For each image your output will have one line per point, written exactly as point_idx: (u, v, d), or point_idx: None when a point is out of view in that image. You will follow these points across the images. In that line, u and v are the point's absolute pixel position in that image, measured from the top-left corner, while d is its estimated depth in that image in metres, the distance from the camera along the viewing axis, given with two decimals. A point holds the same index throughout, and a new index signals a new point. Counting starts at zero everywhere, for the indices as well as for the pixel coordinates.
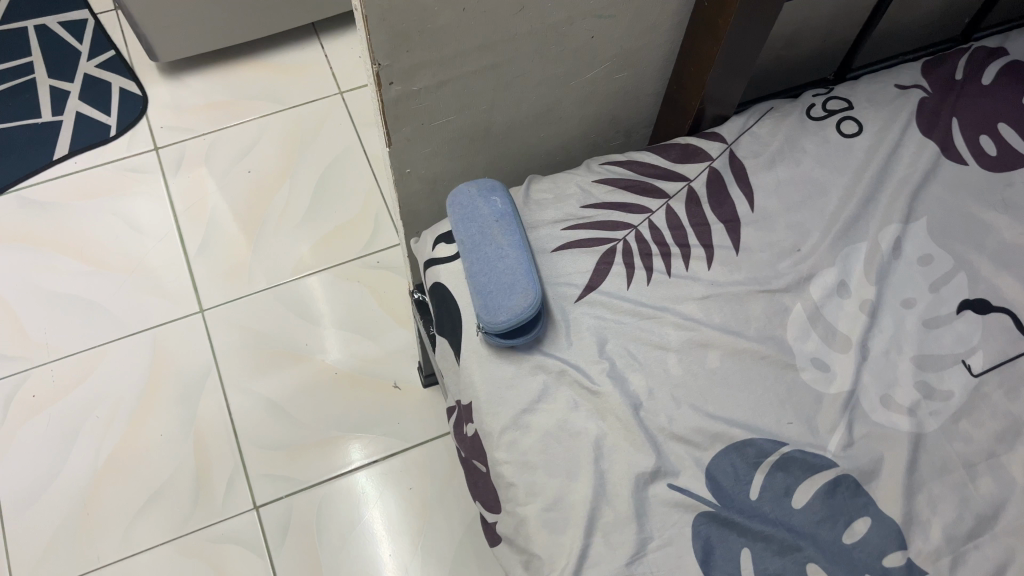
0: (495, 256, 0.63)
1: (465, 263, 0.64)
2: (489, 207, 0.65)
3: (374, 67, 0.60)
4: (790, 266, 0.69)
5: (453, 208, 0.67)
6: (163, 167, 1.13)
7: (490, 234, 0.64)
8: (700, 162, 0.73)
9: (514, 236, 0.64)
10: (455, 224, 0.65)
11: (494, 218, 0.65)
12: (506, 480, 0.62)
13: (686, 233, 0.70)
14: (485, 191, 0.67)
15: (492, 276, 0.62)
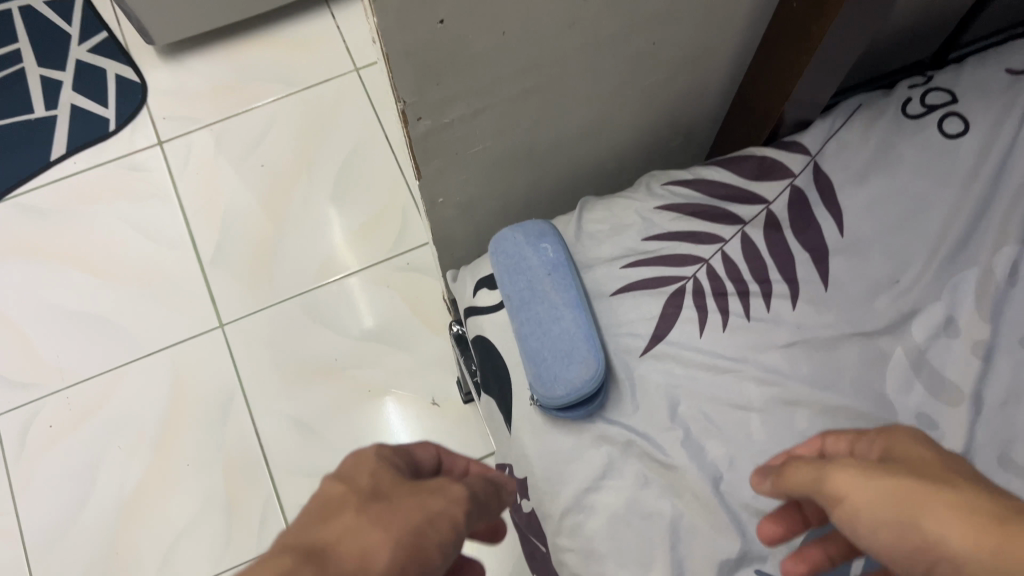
0: (549, 318, 0.55)
1: (515, 326, 0.56)
2: (538, 257, 0.56)
3: (399, 105, 0.50)
4: (888, 302, 0.59)
5: (496, 259, 0.58)
6: (169, 164, 1.04)
7: (541, 291, 0.55)
8: (780, 179, 0.64)
9: (570, 291, 0.55)
10: (501, 278, 0.57)
11: (544, 271, 0.56)
12: (571, 570, 0.56)
13: (766, 265, 0.61)
14: (533, 235, 0.58)
15: (547, 341, 0.54)
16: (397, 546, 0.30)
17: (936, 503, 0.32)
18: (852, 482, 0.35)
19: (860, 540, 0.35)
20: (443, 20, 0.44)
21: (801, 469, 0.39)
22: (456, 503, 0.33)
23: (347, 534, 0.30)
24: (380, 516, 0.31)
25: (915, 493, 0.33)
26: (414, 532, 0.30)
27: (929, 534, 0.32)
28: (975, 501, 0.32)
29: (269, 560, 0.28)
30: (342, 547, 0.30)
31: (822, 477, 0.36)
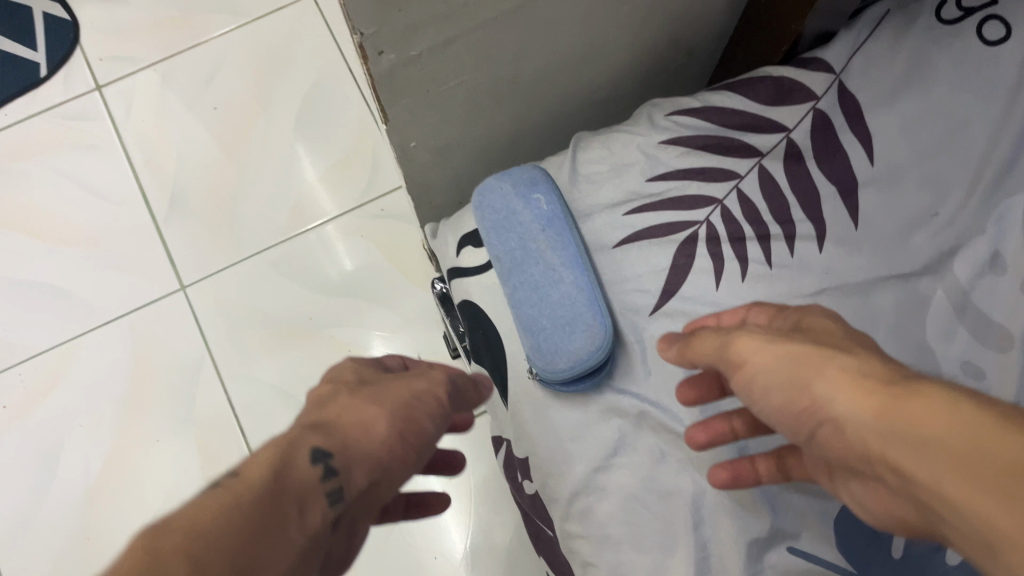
0: (549, 279, 0.49)
1: (508, 288, 0.50)
2: (530, 211, 0.50)
3: (355, 38, 0.41)
4: (925, 239, 0.52)
5: (481, 213, 0.52)
6: (111, 112, 0.94)
7: (538, 249, 0.50)
8: (801, 102, 0.56)
9: (572, 247, 0.49)
10: (487, 237, 0.51)
11: (540, 226, 0.50)
12: (583, 557, 0.50)
13: (787, 203, 0.54)
14: (523, 183, 0.52)
15: (547, 306, 0.48)
16: (391, 418, 0.36)
17: (828, 369, 0.34)
18: (752, 348, 0.38)
19: (757, 400, 0.38)
20: None
21: (705, 340, 0.41)
22: (440, 383, 0.40)
23: (345, 411, 0.37)
24: (372, 396, 0.37)
25: (808, 359, 0.35)
26: (402, 407, 0.37)
27: (818, 396, 0.34)
28: (863, 365, 0.34)
29: (290, 431, 0.35)
30: (345, 416, 0.36)
31: (726, 347, 0.39)
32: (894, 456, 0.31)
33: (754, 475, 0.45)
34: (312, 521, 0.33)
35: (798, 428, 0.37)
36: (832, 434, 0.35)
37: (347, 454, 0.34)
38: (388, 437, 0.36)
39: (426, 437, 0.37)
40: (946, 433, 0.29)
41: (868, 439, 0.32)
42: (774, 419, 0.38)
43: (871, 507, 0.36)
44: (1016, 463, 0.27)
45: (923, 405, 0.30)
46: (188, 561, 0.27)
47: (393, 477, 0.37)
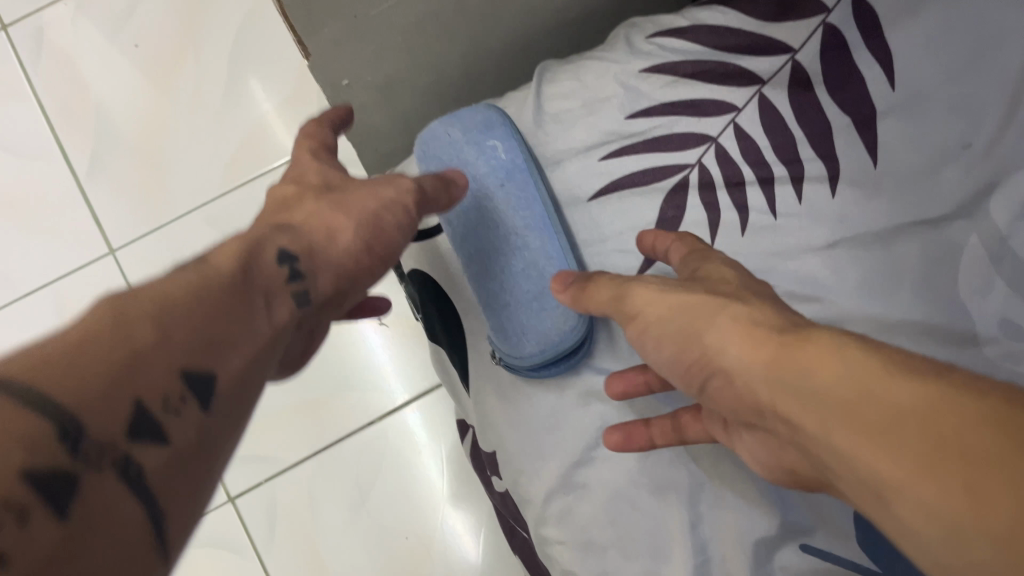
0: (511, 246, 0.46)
1: (465, 256, 0.47)
2: (485, 165, 0.47)
3: None
4: (957, 174, 0.44)
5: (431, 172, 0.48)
6: (19, 53, 0.82)
7: (496, 211, 0.47)
8: (809, 16, 0.47)
9: (534, 206, 0.46)
10: None
11: (496, 180, 0.47)
12: (563, 562, 0.44)
13: (793, 138, 0.46)
14: (474, 131, 0.48)
15: (511, 276, 0.46)
16: (357, 225, 0.36)
17: (719, 318, 0.32)
18: (650, 298, 0.35)
19: (648, 351, 0.36)
20: None
21: (602, 286, 0.38)
22: (407, 192, 0.39)
23: (310, 217, 0.36)
24: (337, 202, 0.37)
25: (699, 308, 0.33)
26: (370, 216, 0.36)
27: (709, 348, 0.32)
28: (760, 315, 0.31)
29: (257, 232, 0.33)
30: (308, 220, 0.36)
31: (624, 294, 0.37)
32: (787, 409, 0.28)
33: (648, 439, 0.40)
34: (285, 316, 0.30)
35: (690, 380, 0.34)
36: (723, 388, 0.32)
37: (314, 257, 0.33)
38: (354, 246, 0.35)
39: (394, 246, 0.37)
40: (838, 381, 0.26)
41: (758, 392, 0.30)
42: (668, 371, 0.36)
43: (764, 463, 0.34)
44: (913, 409, 0.24)
45: (815, 352, 0.28)
46: (156, 329, 0.25)
47: (361, 286, 0.36)
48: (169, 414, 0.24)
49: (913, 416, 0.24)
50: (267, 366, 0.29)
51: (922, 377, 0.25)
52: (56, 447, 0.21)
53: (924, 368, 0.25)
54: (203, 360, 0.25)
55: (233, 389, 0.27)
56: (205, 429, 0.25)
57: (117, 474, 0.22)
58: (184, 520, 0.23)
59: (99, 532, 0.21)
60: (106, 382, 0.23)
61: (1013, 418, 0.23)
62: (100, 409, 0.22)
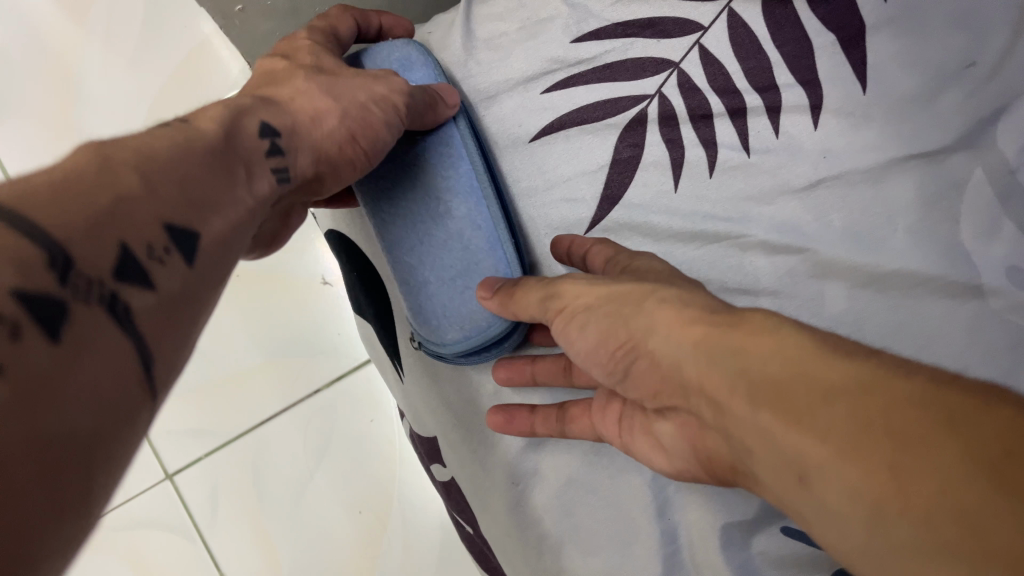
0: (435, 217, 0.42)
1: (383, 229, 0.43)
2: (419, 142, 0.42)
3: None
4: (960, 100, 0.37)
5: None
6: None
7: (417, 178, 0.42)
8: None
9: (460, 170, 0.41)
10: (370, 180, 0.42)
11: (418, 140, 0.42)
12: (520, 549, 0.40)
13: (768, 62, 0.39)
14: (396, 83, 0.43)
15: (436, 252, 0.42)
16: (345, 116, 0.36)
17: (648, 301, 0.30)
18: (580, 288, 0.33)
19: (573, 344, 0.34)
20: None
21: (528, 291, 0.36)
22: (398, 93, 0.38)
23: (299, 94, 0.35)
24: (327, 87, 0.36)
25: (628, 295, 0.31)
26: (360, 107, 0.36)
27: (636, 330, 0.30)
28: (693, 297, 0.30)
29: (241, 101, 0.33)
30: (297, 99, 0.35)
31: (554, 290, 0.34)
32: (712, 387, 0.27)
33: (528, 428, 0.39)
34: (264, 189, 0.30)
35: (613, 367, 0.32)
36: (646, 373, 0.31)
37: (295, 136, 0.33)
38: (336, 133, 0.35)
39: (381, 144, 0.37)
40: (770, 358, 0.25)
41: (684, 372, 0.28)
42: (586, 362, 0.34)
43: (670, 454, 0.32)
44: (843, 386, 0.23)
45: (750, 332, 0.26)
46: (142, 181, 0.25)
47: (340, 175, 0.37)
48: (155, 261, 0.24)
49: (843, 393, 0.23)
50: (243, 235, 0.29)
51: (853, 359, 0.24)
52: (48, 276, 0.21)
53: (857, 351, 0.24)
54: (183, 217, 0.25)
55: (213, 247, 0.26)
56: (189, 282, 0.25)
57: (105, 307, 0.22)
58: (170, 359, 0.23)
59: (91, 359, 0.21)
60: (90, 220, 0.22)
61: (944, 397, 0.22)
62: (86, 244, 0.22)
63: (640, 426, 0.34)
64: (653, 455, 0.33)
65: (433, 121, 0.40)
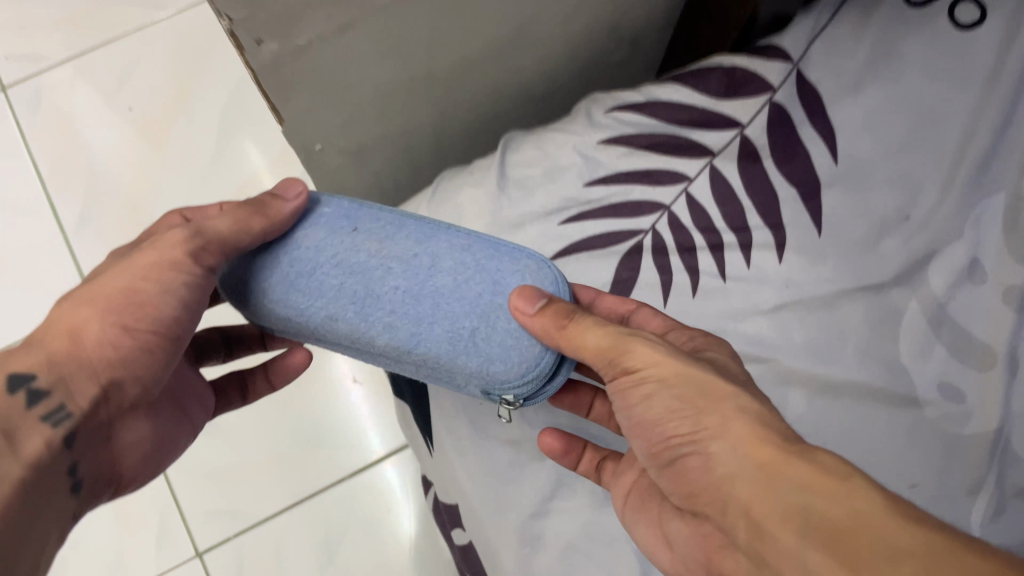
0: (425, 279, 0.37)
1: (382, 332, 0.37)
2: (319, 231, 0.38)
3: (223, 25, 0.35)
4: (897, 244, 0.46)
5: (262, 287, 0.38)
6: (16, 116, 0.85)
7: (376, 259, 0.37)
8: (756, 94, 0.50)
9: (405, 226, 0.39)
10: (310, 292, 0.37)
11: (346, 230, 0.38)
12: None
13: (742, 208, 0.49)
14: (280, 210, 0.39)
15: (452, 302, 0.37)
16: (107, 313, 0.35)
17: (724, 403, 0.33)
18: (650, 355, 0.35)
19: (633, 408, 0.36)
20: None
21: (588, 331, 0.35)
22: (175, 247, 0.36)
23: (59, 320, 0.35)
24: (85, 295, 0.35)
25: (707, 386, 0.34)
26: (127, 294, 0.35)
27: (707, 426, 0.33)
28: (758, 411, 0.33)
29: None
30: (55, 327, 0.35)
31: (615, 350, 0.35)
32: (763, 514, 0.30)
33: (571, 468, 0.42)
34: (35, 448, 0.33)
35: (660, 448, 0.35)
36: (693, 472, 0.34)
37: (59, 368, 0.34)
38: (106, 333, 0.35)
39: (166, 315, 0.36)
40: (840, 505, 0.29)
41: (736, 487, 0.31)
42: (638, 428, 0.36)
43: (677, 551, 0.36)
44: (910, 550, 0.27)
45: (813, 470, 0.30)
46: None
47: (138, 370, 0.36)
48: None
49: (914, 555, 0.27)
50: (22, 510, 0.32)
51: (919, 527, 0.28)
52: None
53: (920, 518, 0.28)
54: None
55: None
56: None
57: None
58: None
59: None
60: None
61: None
62: None
63: (651, 518, 0.38)
64: (654, 545, 0.37)
65: (269, 224, 0.37)
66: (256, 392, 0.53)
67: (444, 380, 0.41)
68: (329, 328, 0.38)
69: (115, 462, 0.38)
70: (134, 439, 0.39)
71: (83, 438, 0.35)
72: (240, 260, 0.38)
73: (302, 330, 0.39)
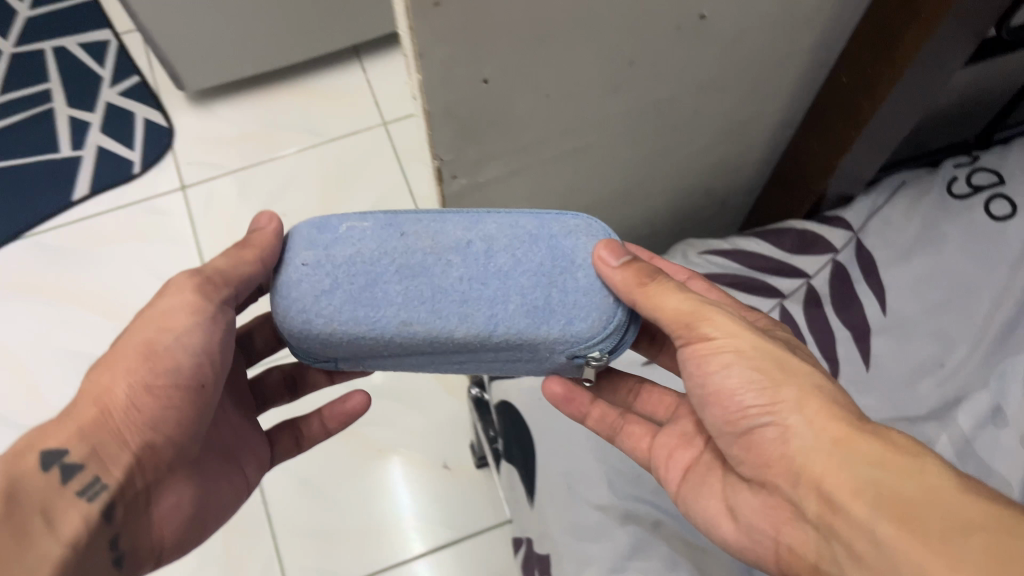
0: (487, 263, 0.38)
1: (459, 324, 0.37)
2: (360, 240, 0.38)
3: (436, 162, 0.49)
4: (932, 386, 0.56)
5: (319, 315, 0.37)
6: (189, 208, 1.00)
7: (431, 255, 0.38)
8: (822, 253, 0.62)
9: (445, 218, 0.39)
10: (376, 300, 0.37)
11: (390, 232, 0.38)
12: None
13: (804, 341, 0.59)
14: (314, 234, 0.39)
15: (519, 278, 0.38)
16: (134, 372, 0.38)
17: (798, 380, 0.37)
18: (727, 324, 0.38)
19: (711, 376, 0.38)
20: (487, 79, 0.43)
21: (670, 294, 0.38)
22: (187, 306, 0.39)
23: (90, 393, 0.38)
24: (109, 367, 0.38)
25: (779, 359, 0.38)
26: (146, 356, 0.38)
27: (783, 400, 0.37)
28: (834, 397, 0.37)
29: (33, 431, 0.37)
30: (88, 400, 0.38)
31: (694, 316, 0.38)
32: (837, 488, 0.34)
33: (586, 415, 0.47)
34: (72, 520, 0.35)
35: (735, 423, 0.38)
36: (768, 442, 0.37)
37: (90, 438, 0.37)
38: (135, 393, 0.38)
39: (185, 365, 0.39)
40: (914, 482, 0.32)
41: (811, 465, 0.35)
42: (711, 401, 0.39)
43: (746, 534, 0.39)
44: (981, 524, 0.30)
45: (886, 452, 0.33)
46: None
47: (168, 423, 0.38)
48: None
49: (982, 527, 0.30)
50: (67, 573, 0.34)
51: (991, 505, 0.31)
52: None
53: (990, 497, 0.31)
54: None
55: None
56: None
57: None
58: None
59: None
60: None
61: None
62: None
63: (715, 492, 0.41)
64: (718, 517, 0.41)
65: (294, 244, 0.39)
66: (311, 438, 0.54)
67: (524, 364, 0.41)
68: (403, 336, 0.37)
69: (157, 532, 0.40)
70: (173, 504, 0.41)
71: (120, 501, 0.37)
72: (281, 286, 0.38)
73: (372, 350, 0.39)
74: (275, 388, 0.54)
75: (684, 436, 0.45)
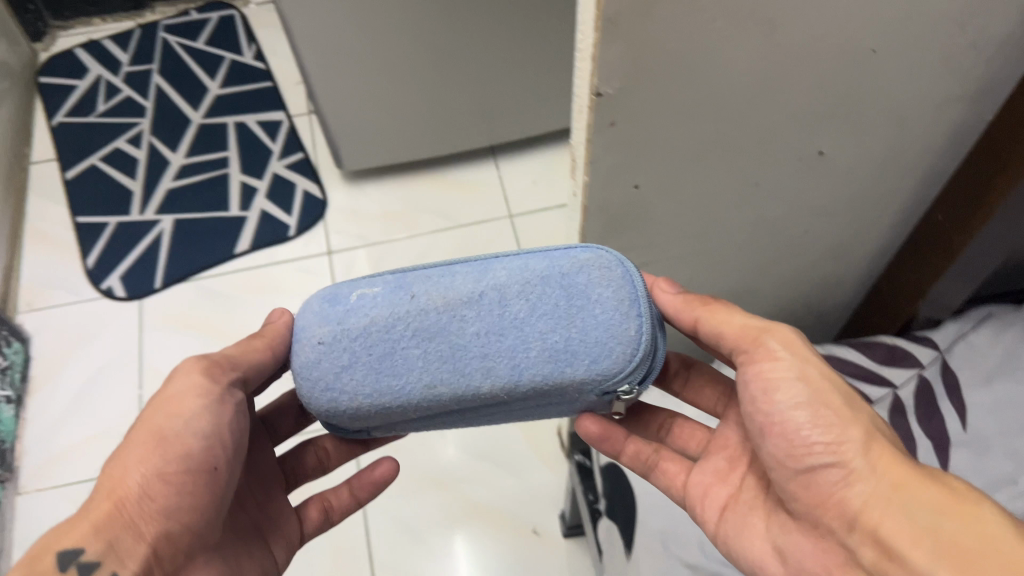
0: (500, 313, 0.43)
1: (483, 377, 0.43)
2: (375, 308, 0.44)
3: None
4: (1006, 499, 0.61)
5: (344, 393, 0.43)
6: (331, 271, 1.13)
7: (444, 313, 0.44)
8: (909, 367, 0.69)
9: (452, 277, 0.45)
10: (402, 365, 0.43)
11: (402, 296, 0.44)
12: None
13: None
14: (328, 313, 0.44)
15: (531, 324, 0.43)
16: (145, 465, 0.43)
17: (848, 404, 0.44)
18: (787, 341, 0.46)
19: (776, 405, 0.44)
20: (638, 186, 0.53)
21: (730, 316, 0.48)
22: (193, 398, 0.44)
23: (104, 488, 0.43)
24: (119, 462, 0.43)
25: (834, 383, 0.45)
26: (156, 447, 0.43)
27: (844, 435, 0.43)
28: (893, 450, 0.43)
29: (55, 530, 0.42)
30: (101, 495, 0.43)
31: (757, 335, 0.46)
32: (895, 536, 0.40)
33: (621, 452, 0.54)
34: None
35: (798, 459, 0.44)
36: (828, 482, 0.43)
37: (105, 533, 0.41)
38: (146, 484, 0.42)
39: (194, 448, 0.44)
40: (965, 532, 0.38)
41: (871, 514, 0.41)
42: (775, 431, 0.45)
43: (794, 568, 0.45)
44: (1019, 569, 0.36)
45: (944, 505, 0.40)
46: None
47: (181, 509, 0.43)
48: None
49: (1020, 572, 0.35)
50: None
51: None
52: None
53: None
54: None
55: None
56: None
57: None
58: None
59: None
60: None
61: None
62: None
63: (760, 532, 0.48)
64: (765, 557, 0.47)
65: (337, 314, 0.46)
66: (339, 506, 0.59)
67: (558, 402, 0.46)
68: (432, 397, 0.43)
69: None
70: None
71: None
72: (300, 359, 0.44)
73: (406, 414, 0.44)
74: (301, 462, 0.59)
75: (719, 473, 0.52)
